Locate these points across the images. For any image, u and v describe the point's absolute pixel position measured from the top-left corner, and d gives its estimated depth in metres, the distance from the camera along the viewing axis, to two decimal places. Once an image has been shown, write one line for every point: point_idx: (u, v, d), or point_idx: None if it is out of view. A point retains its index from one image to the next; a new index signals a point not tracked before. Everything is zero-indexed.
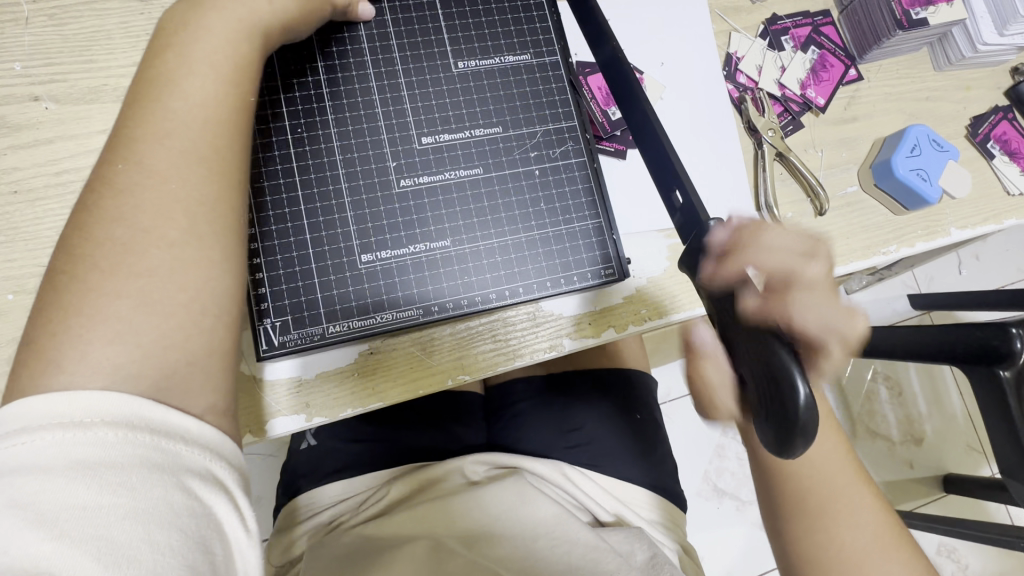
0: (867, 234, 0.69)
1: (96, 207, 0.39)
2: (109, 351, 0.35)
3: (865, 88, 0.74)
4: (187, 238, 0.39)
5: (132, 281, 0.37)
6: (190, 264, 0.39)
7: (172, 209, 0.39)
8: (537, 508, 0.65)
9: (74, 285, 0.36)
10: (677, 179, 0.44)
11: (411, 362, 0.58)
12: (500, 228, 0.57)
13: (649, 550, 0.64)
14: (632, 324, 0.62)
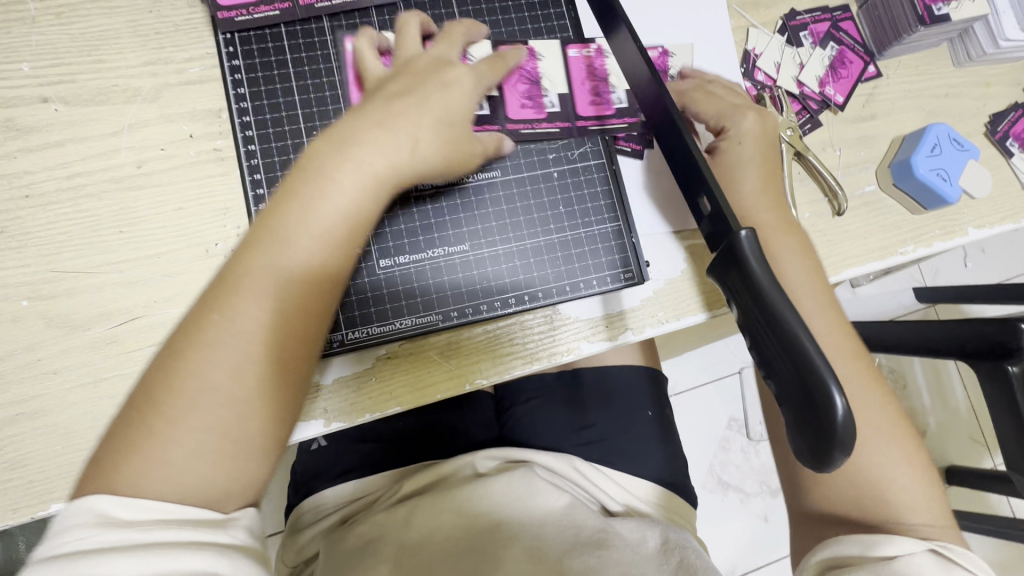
0: (885, 234, 0.69)
1: (218, 297, 0.44)
2: (170, 450, 0.41)
3: (884, 85, 0.73)
4: (269, 366, 0.44)
5: (204, 391, 0.42)
6: (253, 402, 0.43)
7: (271, 332, 0.45)
8: (549, 499, 0.65)
9: (172, 369, 0.42)
10: (705, 185, 0.44)
11: (430, 365, 0.58)
12: (519, 234, 0.60)
13: (661, 537, 0.64)
14: (649, 326, 0.62)
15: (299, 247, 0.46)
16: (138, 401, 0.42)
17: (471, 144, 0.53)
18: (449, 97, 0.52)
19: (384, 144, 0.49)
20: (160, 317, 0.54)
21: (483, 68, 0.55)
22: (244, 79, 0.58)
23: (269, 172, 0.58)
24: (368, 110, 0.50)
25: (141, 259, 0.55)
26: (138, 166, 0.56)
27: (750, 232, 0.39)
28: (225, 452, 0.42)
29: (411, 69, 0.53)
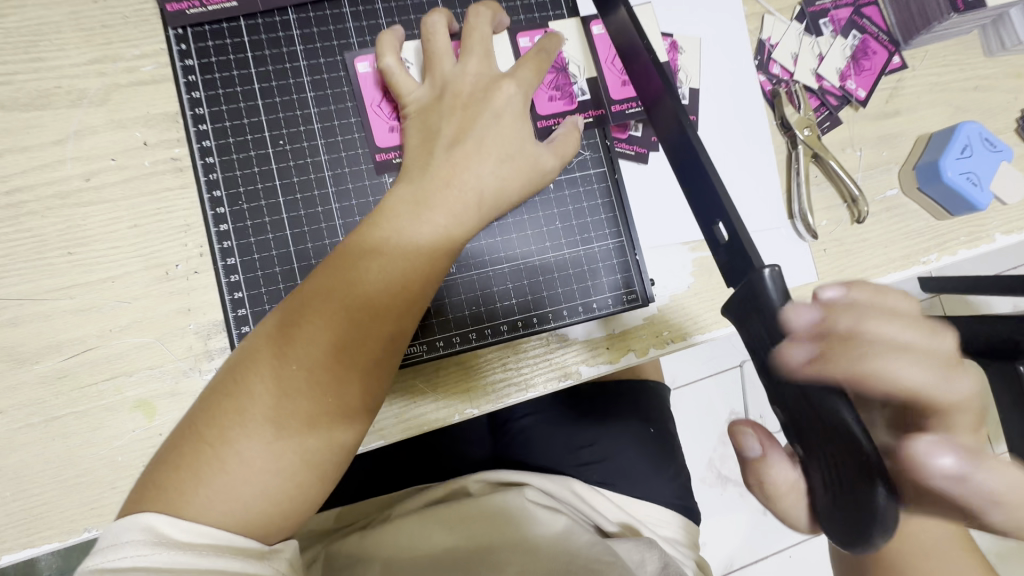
0: (906, 242, 0.64)
1: (274, 347, 0.41)
2: (218, 499, 0.38)
3: (909, 78, 0.67)
4: (344, 425, 0.42)
5: (260, 445, 0.39)
6: (313, 459, 0.41)
7: (344, 391, 0.42)
8: (542, 520, 0.60)
9: (226, 420, 0.40)
10: (722, 210, 0.40)
11: (415, 394, 0.53)
12: (510, 253, 0.55)
13: (661, 561, 0.58)
14: (653, 347, 0.57)
15: (373, 294, 0.43)
16: (185, 447, 0.40)
17: (541, 176, 0.51)
18: (507, 132, 0.50)
19: (452, 197, 0.47)
20: (116, 347, 0.49)
21: (527, 71, 0.52)
22: (200, 81, 0.52)
23: (229, 187, 0.52)
24: (430, 164, 0.48)
25: (93, 284, 0.49)
26: (86, 179, 0.50)
27: (773, 270, 0.34)
28: (281, 505, 0.40)
29: (459, 100, 0.50)
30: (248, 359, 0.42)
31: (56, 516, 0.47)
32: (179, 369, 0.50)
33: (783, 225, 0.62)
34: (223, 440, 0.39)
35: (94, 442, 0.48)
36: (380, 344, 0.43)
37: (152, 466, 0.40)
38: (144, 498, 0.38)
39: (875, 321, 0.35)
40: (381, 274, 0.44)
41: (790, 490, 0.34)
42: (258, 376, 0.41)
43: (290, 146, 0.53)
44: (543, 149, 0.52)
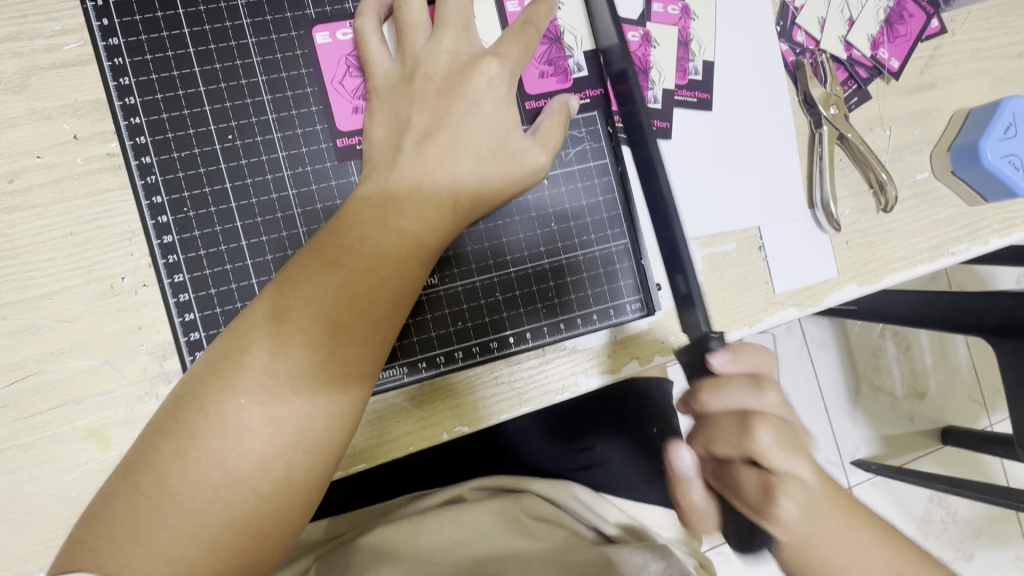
0: (936, 230, 0.58)
1: (223, 381, 0.37)
2: (159, 558, 0.34)
3: (948, 44, 0.59)
4: (304, 464, 0.38)
5: (209, 494, 0.35)
6: (270, 505, 0.37)
7: (304, 427, 0.37)
8: (541, 532, 0.57)
9: (168, 468, 0.35)
10: (681, 264, 0.42)
11: (398, 414, 0.48)
12: (501, 261, 0.50)
13: (664, 562, 0.53)
14: (658, 355, 0.52)
15: (335, 316, 0.39)
16: (118, 500, 0.35)
17: (533, 173, 0.45)
18: (484, 122, 0.44)
19: (422, 202, 0.42)
20: (60, 372, 0.44)
21: (514, 46, 0.46)
22: (129, 64, 0.45)
23: (171, 192, 0.45)
24: (398, 161, 0.43)
25: (28, 302, 0.44)
26: (9, 180, 0.44)
27: (720, 338, 0.40)
28: (231, 561, 0.36)
29: (431, 85, 0.44)
30: (194, 395, 0.37)
31: (8, 557, 0.43)
32: (133, 394, 0.45)
33: (804, 216, 0.56)
34: (165, 490, 0.35)
35: (43, 477, 0.44)
36: (345, 373, 0.39)
37: (81, 521, 0.35)
38: (73, 559, 0.34)
39: (731, 406, 0.39)
40: (377, 255, 0.40)
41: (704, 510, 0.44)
42: (205, 415, 0.36)
43: (241, 140, 0.46)
44: (529, 141, 0.45)
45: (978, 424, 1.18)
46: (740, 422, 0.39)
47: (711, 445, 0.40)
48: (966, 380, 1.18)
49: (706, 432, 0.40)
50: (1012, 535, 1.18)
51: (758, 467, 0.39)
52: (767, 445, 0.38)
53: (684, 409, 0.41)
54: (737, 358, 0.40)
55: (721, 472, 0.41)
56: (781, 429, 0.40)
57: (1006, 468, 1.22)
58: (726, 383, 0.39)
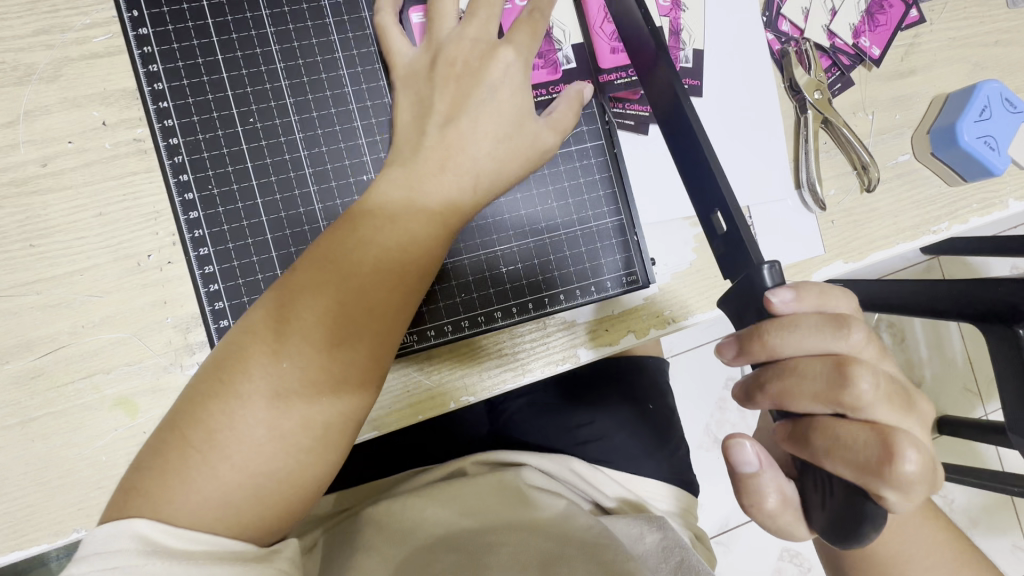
0: (917, 210, 0.61)
1: (264, 344, 0.39)
2: (210, 503, 0.36)
3: (927, 33, 0.62)
4: (337, 424, 0.41)
5: (253, 450, 0.38)
6: (308, 460, 0.39)
7: (340, 390, 0.40)
8: (539, 503, 0.59)
9: (215, 423, 0.37)
10: (719, 199, 0.39)
11: (408, 383, 0.51)
12: (519, 232, 0.53)
13: (660, 534, 0.57)
14: (654, 328, 0.55)
15: (369, 289, 0.41)
16: (169, 450, 0.37)
17: (540, 153, 0.48)
18: (499, 109, 0.47)
19: (446, 184, 0.45)
20: (90, 344, 0.47)
21: (524, 34, 0.48)
22: (157, 53, 0.48)
23: (197, 171, 0.48)
24: (422, 144, 0.46)
25: (60, 279, 0.46)
26: (43, 164, 0.46)
27: (773, 266, 0.36)
28: (273, 510, 0.39)
29: (453, 70, 0.47)
30: (236, 358, 0.39)
31: (43, 518, 0.46)
32: (159, 364, 0.48)
33: (790, 196, 0.59)
34: (213, 444, 0.37)
35: (75, 443, 0.46)
36: (375, 343, 0.41)
37: (130, 472, 0.38)
38: (123, 506, 0.36)
39: (809, 348, 0.35)
40: (407, 230, 0.43)
41: (784, 511, 0.38)
42: (249, 376, 0.38)
43: (261, 123, 0.49)
44: (541, 123, 0.48)
45: (973, 415, 1.21)
46: (834, 369, 0.34)
47: (789, 395, 0.36)
48: (962, 372, 1.21)
49: (782, 383, 0.36)
50: (1006, 519, 1.20)
51: (861, 424, 0.34)
52: (869, 397, 0.34)
53: (740, 355, 0.37)
54: (801, 299, 0.36)
55: (801, 435, 0.36)
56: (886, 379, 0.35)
57: (1000, 454, 1.24)
58: (798, 323, 0.35)
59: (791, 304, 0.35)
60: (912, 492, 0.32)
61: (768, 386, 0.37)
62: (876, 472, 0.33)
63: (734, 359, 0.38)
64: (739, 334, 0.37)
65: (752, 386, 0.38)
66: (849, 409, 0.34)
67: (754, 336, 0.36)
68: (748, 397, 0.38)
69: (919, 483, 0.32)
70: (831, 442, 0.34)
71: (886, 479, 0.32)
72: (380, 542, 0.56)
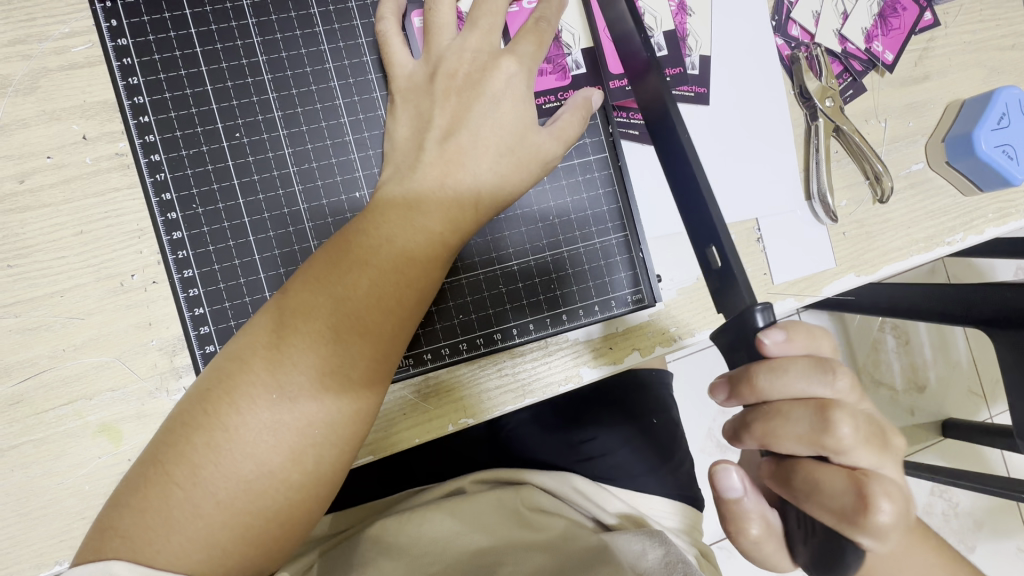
0: (932, 220, 0.59)
1: (250, 375, 0.37)
2: (193, 545, 0.34)
3: (942, 37, 0.60)
4: (330, 456, 0.39)
5: (241, 484, 0.36)
6: (298, 495, 0.38)
7: (332, 421, 0.38)
8: (542, 523, 0.57)
9: (199, 459, 0.35)
10: (714, 233, 0.38)
11: (404, 407, 0.49)
12: (520, 249, 0.51)
13: (662, 549, 0.52)
14: (660, 346, 0.53)
15: (362, 314, 0.39)
16: (150, 487, 0.35)
17: (543, 165, 0.46)
18: (502, 122, 0.44)
19: (444, 201, 0.43)
20: (73, 369, 0.45)
21: (529, 43, 0.46)
22: (137, 64, 0.46)
23: (180, 189, 0.46)
24: (420, 161, 0.44)
25: (40, 300, 0.44)
26: (20, 181, 0.44)
27: (767, 309, 0.35)
28: (260, 548, 0.37)
29: (453, 83, 0.45)
30: (222, 388, 0.37)
31: (24, 551, 0.44)
32: (144, 389, 0.45)
33: (800, 207, 0.57)
34: (197, 480, 0.35)
35: (58, 471, 0.44)
36: (369, 370, 0.39)
37: (108, 509, 0.36)
38: (98, 545, 0.34)
39: (796, 393, 0.34)
40: (403, 251, 0.41)
41: (767, 539, 0.38)
42: (236, 408, 0.36)
43: (247, 138, 0.47)
44: (545, 134, 0.46)
45: (978, 417, 1.19)
46: (817, 414, 0.33)
47: (773, 438, 0.35)
48: (966, 373, 1.19)
49: (767, 426, 0.35)
50: (1013, 526, 1.18)
51: (842, 469, 0.33)
52: (850, 441, 0.33)
53: (730, 397, 0.36)
54: (795, 340, 0.34)
55: (782, 475, 0.36)
56: (866, 422, 0.34)
57: (1007, 459, 1.22)
58: (787, 367, 0.34)
59: (783, 346, 0.34)
60: (885, 540, 0.32)
61: (752, 429, 0.36)
62: (853, 519, 0.32)
63: (725, 400, 0.37)
64: (728, 376, 0.37)
65: (738, 426, 0.37)
66: (831, 453, 0.33)
67: (741, 380, 0.36)
68: (733, 437, 0.37)
69: (896, 530, 0.32)
70: (810, 487, 0.34)
71: (862, 527, 0.32)
72: (374, 560, 0.54)
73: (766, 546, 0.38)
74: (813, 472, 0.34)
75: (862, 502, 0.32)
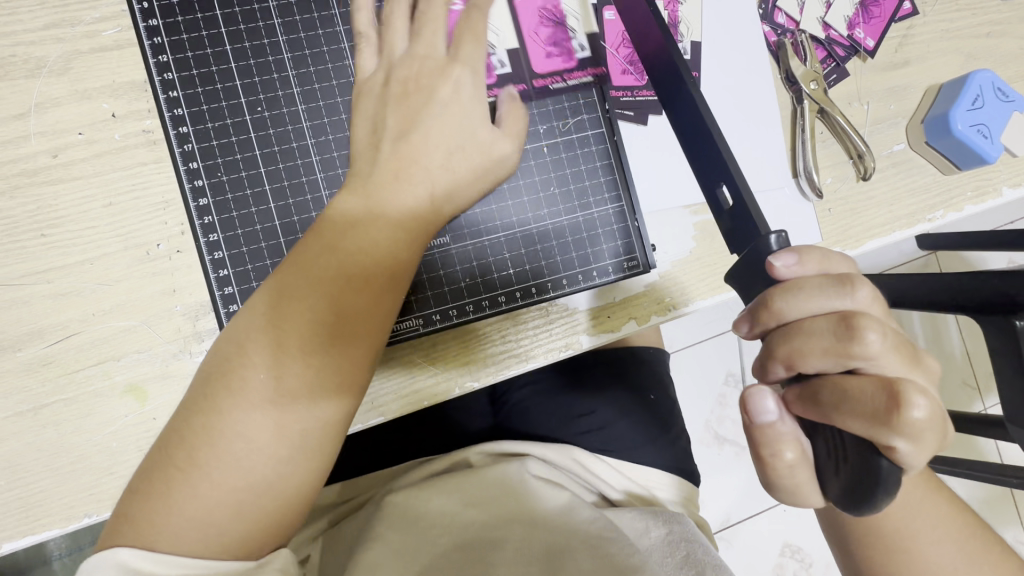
0: (913, 198, 0.62)
1: (238, 362, 0.40)
2: (192, 526, 0.38)
3: (920, 24, 0.64)
4: (315, 433, 0.41)
5: (234, 466, 0.39)
6: (289, 473, 0.40)
7: (315, 400, 0.40)
8: (542, 494, 0.59)
9: (193, 447, 0.39)
10: (726, 173, 0.40)
11: (415, 369, 0.52)
12: (522, 217, 0.54)
13: (665, 529, 0.58)
14: (655, 315, 0.56)
15: (340, 297, 0.41)
16: (154, 478, 0.39)
17: (500, 163, 0.48)
18: (455, 119, 0.46)
19: (407, 190, 0.44)
20: (101, 332, 0.47)
21: (473, 48, 0.47)
22: (167, 43, 0.49)
23: (206, 159, 0.49)
24: (377, 158, 0.45)
25: (71, 267, 0.47)
26: (53, 155, 0.47)
27: (780, 235, 0.36)
28: (260, 523, 0.40)
29: (403, 87, 0.46)
30: (210, 379, 0.40)
31: (55, 504, 0.46)
32: (168, 351, 0.48)
33: (787, 184, 0.60)
34: (193, 466, 0.38)
35: (87, 429, 0.47)
36: (348, 353, 0.41)
37: (122, 496, 0.39)
38: (114, 532, 0.38)
39: (814, 308, 0.33)
40: (376, 238, 0.43)
41: (800, 466, 0.33)
42: (226, 394, 0.39)
43: (268, 112, 0.50)
44: (494, 136, 0.47)
45: (972, 409, 1.22)
46: (840, 323, 0.31)
47: (798, 357, 0.33)
48: (960, 367, 1.22)
49: (791, 347, 0.33)
50: (1005, 511, 1.21)
51: (870, 376, 0.31)
52: (877, 348, 0.31)
53: (753, 327, 0.35)
54: (805, 262, 0.34)
55: (807, 395, 0.33)
56: (893, 332, 0.32)
57: (998, 446, 1.25)
58: (801, 284, 0.33)
59: (794, 268, 0.34)
60: (922, 441, 0.29)
61: (776, 352, 0.34)
62: (887, 421, 0.29)
63: (749, 331, 0.36)
64: (747, 307, 0.36)
65: (764, 359, 0.35)
66: (857, 362, 0.31)
67: (758, 305, 0.35)
68: (763, 371, 0.35)
69: (931, 430, 0.29)
70: (838, 397, 0.31)
71: (898, 428, 0.29)
72: (381, 534, 0.56)
73: (796, 477, 0.33)
74: (841, 381, 0.31)
75: (894, 399, 0.29)
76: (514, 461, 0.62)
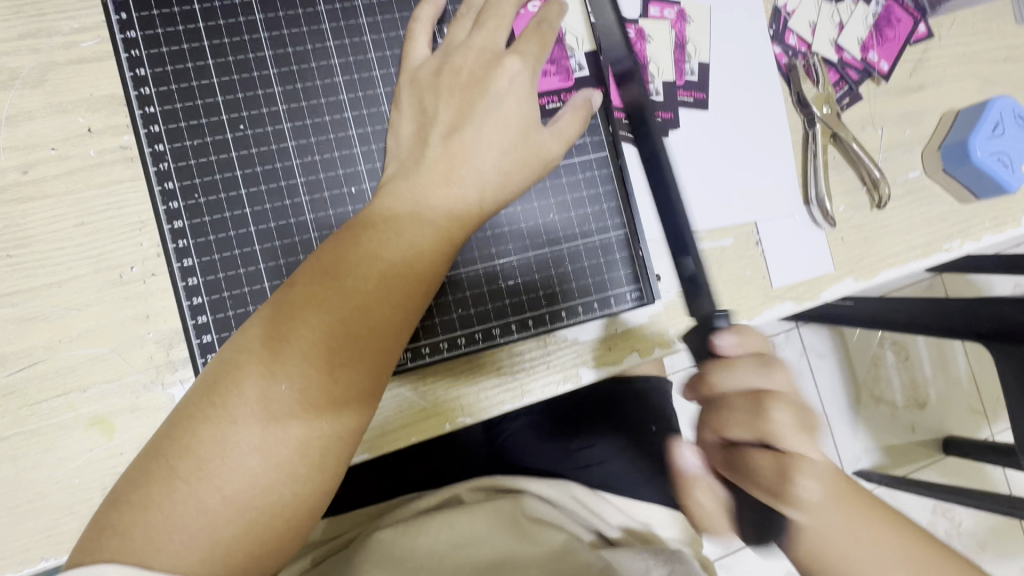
0: (929, 227, 0.59)
1: (254, 365, 0.37)
2: (196, 541, 0.34)
3: (936, 48, 0.61)
4: (335, 449, 0.38)
5: (247, 478, 0.35)
6: (304, 488, 0.37)
7: (338, 412, 0.38)
8: (539, 535, 0.55)
9: (204, 452, 0.35)
10: (686, 245, 0.42)
11: (403, 406, 0.48)
12: (518, 244, 0.51)
13: (667, 572, 0.54)
14: (659, 348, 0.53)
15: (371, 304, 0.39)
16: (153, 483, 0.34)
17: (547, 165, 0.46)
18: (508, 119, 0.44)
19: (450, 196, 0.43)
20: (68, 360, 0.44)
21: (532, 45, 0.46)
22: (145, 57, 0.46)
23: (183, 178, 0.46)
24: (425, 157, 0.44)
25: (38, 290, 0.44)
26: (24, 171, 0.45)
27: (725, 315, 0.40)
28: (264, 546, 0.36)
29: (457, 79, 0.45)
30: (227, 378, 0.36)
31: (9, 546, 0.43)
32: (138, 382, 0.45)
33: (799, 212, 0.57)
34: (202, 475, 0.34)
35: (48, 464, 0.44)
36: (375, 364, 0.39)
37: (107, 506, 0.35)
38: (100, 547, 0.33)
39: (744, 387, 0.39)
40: (413, 243, 0.41)
41: (725, 507, 0.42)
42: (242, 398, 0.36)
43: (252, 130, 0.47)
44: (547, 134, 0.46)
45: (979, 436, 1.18)
46: (754, 401, 0.40)
47: (723, 425, 0.41)
48: (966, 391, 1.18)
49: (717, 416, 0.41)
50: (1015, 546, 1.17)
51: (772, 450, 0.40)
52: (780, 426, 0.39)
53: (691, 392, 0.42)
54: (743, 342, 0.39)
55: (732, 457, 0.41)
56: (796, 409, 0.40)
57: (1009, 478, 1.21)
58: (735, 364, 0.39)
59: (735, 346, 0.39)
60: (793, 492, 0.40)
61: (707, 417, 0.42)
62: (769, 478, 0.40)
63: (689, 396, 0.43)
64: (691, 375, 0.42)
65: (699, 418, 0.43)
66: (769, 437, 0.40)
67: (698, 378, 0.41)
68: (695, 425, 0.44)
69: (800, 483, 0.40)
70: (747, 461, 0.41)
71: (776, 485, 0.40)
72: (368, 573, 0.52)
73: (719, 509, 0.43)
74: (752, 455, 0.40)
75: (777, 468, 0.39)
76: (509, 497, 0.59)
